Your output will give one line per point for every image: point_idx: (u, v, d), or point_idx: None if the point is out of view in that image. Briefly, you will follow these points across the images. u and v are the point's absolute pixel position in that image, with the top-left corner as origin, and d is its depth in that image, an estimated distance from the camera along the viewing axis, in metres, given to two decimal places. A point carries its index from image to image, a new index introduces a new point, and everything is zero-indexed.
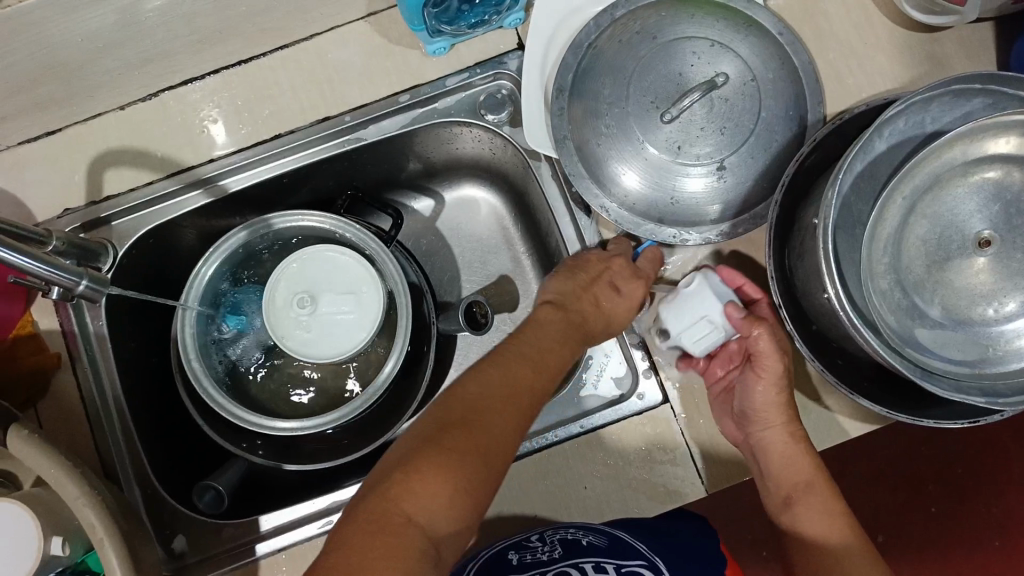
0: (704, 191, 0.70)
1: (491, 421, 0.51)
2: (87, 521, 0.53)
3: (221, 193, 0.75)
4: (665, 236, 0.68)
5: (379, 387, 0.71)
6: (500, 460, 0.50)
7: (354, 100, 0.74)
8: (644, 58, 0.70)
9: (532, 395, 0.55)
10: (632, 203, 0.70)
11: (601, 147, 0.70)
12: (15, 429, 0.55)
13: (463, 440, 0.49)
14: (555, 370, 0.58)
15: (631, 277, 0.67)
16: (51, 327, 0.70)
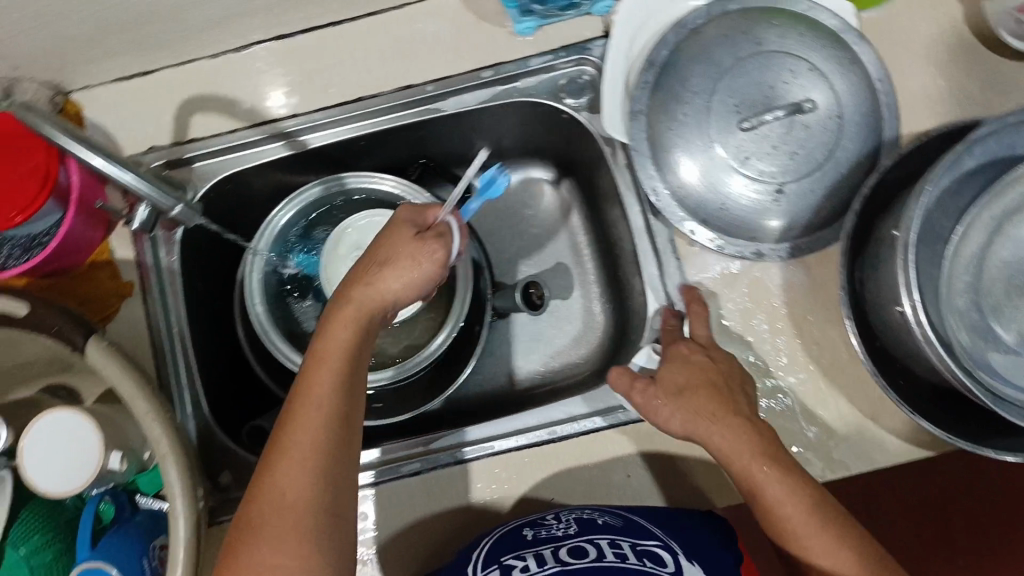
0: (761, 206, 0.69)
1: (265, 493, 0.51)
2: (151, 434, 0.55)
3: (299, 147, 0.77)
4: (702, 237, 0.69)
5: (428, 358, 0.74)
6: (284, 517, 0.50)
7: (438, 70, 0.75)
8: (742, 61, 0.69)
9: (308, 421, 0.53)
10: (683, 196, 0.69)
11: (672, 131, 0.70)
12: (93, 341, 0.57)
13: (240, 541, 0.50)
14: (333, 372, 0.55)
15: (387, 230, 0.61)
16: (127, 258, 0.73)
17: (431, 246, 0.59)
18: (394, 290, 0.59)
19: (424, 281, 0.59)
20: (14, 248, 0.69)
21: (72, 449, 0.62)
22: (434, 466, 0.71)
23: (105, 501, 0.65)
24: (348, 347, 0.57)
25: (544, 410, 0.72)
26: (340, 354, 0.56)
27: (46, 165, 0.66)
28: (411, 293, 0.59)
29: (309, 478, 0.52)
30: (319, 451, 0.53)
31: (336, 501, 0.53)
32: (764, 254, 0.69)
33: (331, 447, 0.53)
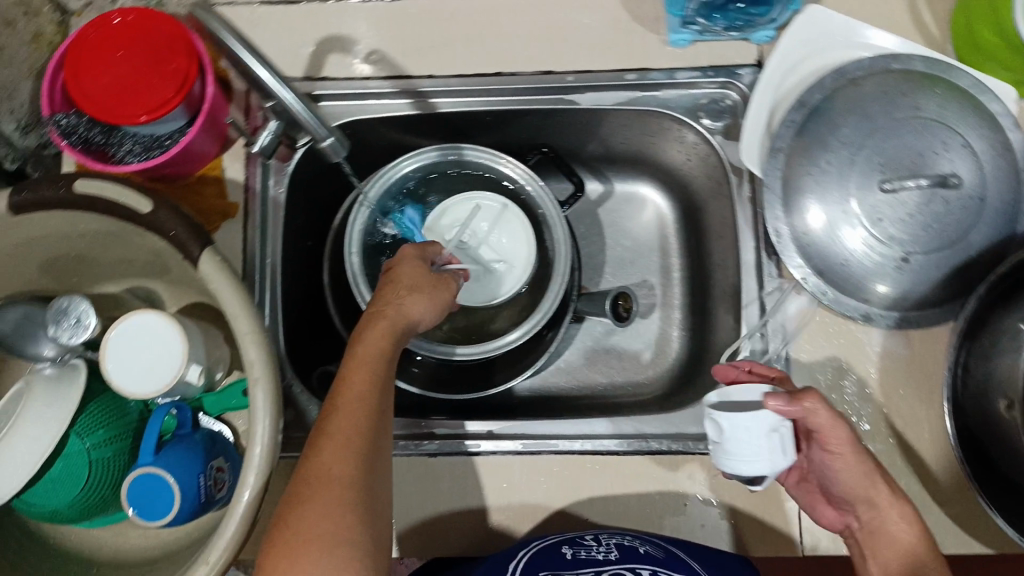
0: (878, 270, 0.66)
1: (311, 470, 0.51)
2: (247, 353, 0.56)
3: (427, 109, 0.76)
4: (814, 287, 0.68)
5: (497, 349, 0.73)
6: (331, 488, 0.50)
7: (581, 62, 0.74)
8: (896, 122, 0.66)
9: (351, 408, 0.55)
10: (806, 243, 0.68)
11: (809, 175, 0.68)
12: (207, 253, 0.57)
13: (285, 513, 0.50)
14: (371, 370, 0.58)
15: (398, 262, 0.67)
16: (235, 178, 0.72)
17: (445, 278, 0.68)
18: (416, 311, 0.64)
19: (442, 303, 0.66)
20: (134, 147, 0.67)
21: (157, 354, 0.62)
22: (495, 450, 0.71)
23: (172, 414, 0.66)
24: (383, 351, 0.59)
25: (613, 421, 0.72)
26: (376, 356, 0.58)
27: (187, 70, 0.64)
28: (431, 314, 0.65)
29: (353, 455, 0.52)
30: (363, 435, 0.54)
31: (374, 484, 0.53)
32: (873, 318, 0.67)
33: (371, 433, 0.54)
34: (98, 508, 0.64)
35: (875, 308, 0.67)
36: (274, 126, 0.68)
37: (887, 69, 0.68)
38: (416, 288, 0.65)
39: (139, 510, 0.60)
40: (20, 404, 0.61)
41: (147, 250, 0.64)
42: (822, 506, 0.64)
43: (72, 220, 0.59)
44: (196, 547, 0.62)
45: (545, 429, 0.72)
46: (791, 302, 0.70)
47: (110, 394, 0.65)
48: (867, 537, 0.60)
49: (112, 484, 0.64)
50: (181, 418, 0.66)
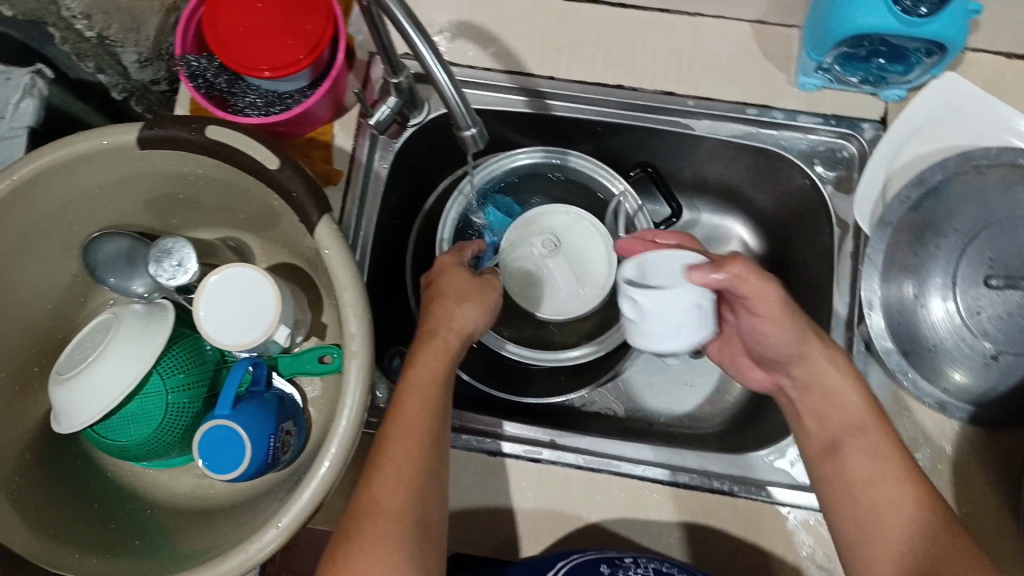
0: (961, 355, 0.65)
1: (366, 498, 0.50)
2: (347, 328, 0.55)
3: (542, 110, 0.74)
4: (895, 367, 0.67)
5: (555, 363, 0.74)
6: (385, 521, 0.49)
7: (705, 88, 0.73)
8: (1014, 219, 0.65)
9: (403, 439, 0.53)
10: (897, 322, 0.68)
11: (914, 256, 0.67)
12: (325, 221, 0.56)
13: (339, 539, 0.49)
14: (423, 398, 0.55)
15: (442, 273, 0.63)
16: (343, 147, 0.72)
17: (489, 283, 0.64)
18: (467, 320, 0.60)
19: (488, 307, 0.62)
20: (255, 100, 0.67)
21: (248, 306, 0.62)
22: (556, 460, 0.70)
23: (248, 371, 0.65)
24: (436, 373, 0.56)
25: (678, 452, 0.71)
26: (428, 381, 0.55)
27: (323, 34, 0.64)
28: (482, 319, 0.62)
29: (404, 489, 0.51)
30: (416, 466, 0.52)
31: (429, 515, 0.52)
32: (947, 407, 0.67)
33: (424, 463, 0.52)
34: (161, 450, 0.64)
35: (954, 396, 0.67)
36: (392, 102, 0.68)
37: (1014, 163, 0.66)
38: (465, 296, 0.61)
39: (207, 461, 0.60)
40: (110, 333, 0.61)
41: (255, 203, 0.64)
42: (744, 365, 0.69)
43: (192, 163, 0.60)
44: (255, 505, 0.62)
45: (607, 447, 0.71)
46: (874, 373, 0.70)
47: (193, 339, 0.65)
48: (798, 395, 0.63)
49: (180, 430, 0.64)
50: (256, 375, 0.66)
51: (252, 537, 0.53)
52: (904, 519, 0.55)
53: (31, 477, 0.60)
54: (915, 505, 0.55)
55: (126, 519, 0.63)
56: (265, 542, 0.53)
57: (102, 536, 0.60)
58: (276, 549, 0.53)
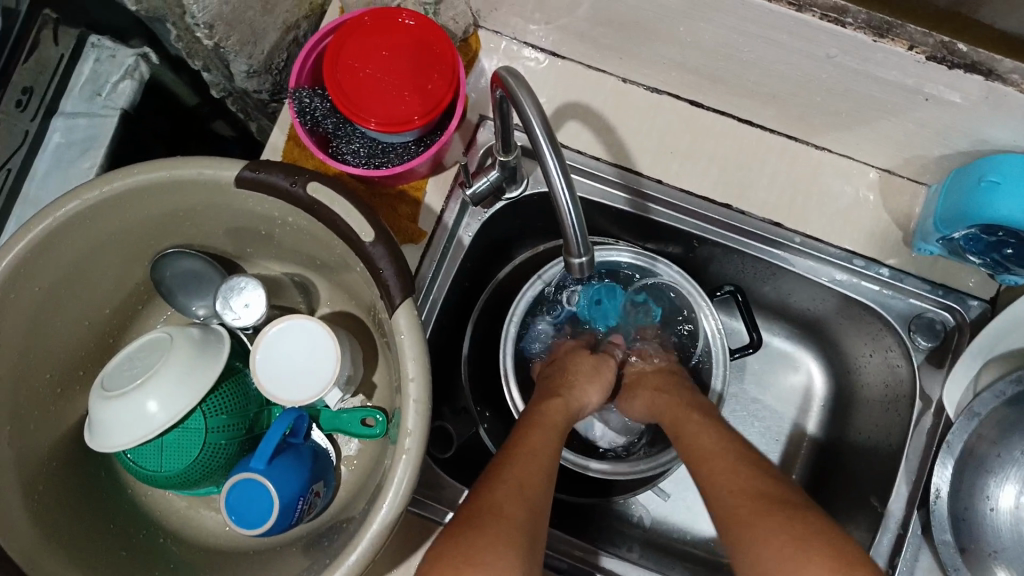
0: (1021, 567, 0.64)
1: (493, 486, 0.52)
2: (404, 422, 0.53)
3: (640, 211, 0.72)
4: (948, 562, 0.63)
5: (577, 466, 0.72)
6: (517, 505, 0.51)
7: (815, 226, 0.70)
8: None
9: (530, 451, 0.56)
10: (964, 516, 0.65)
11: (1001, 456, 0.65)
12: (406, 305, 0.54)
13: (468, 514, 0.50)
14: (545, 437, 0.59)
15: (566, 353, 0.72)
16: (433, 205, 0.69)
17: (604, 359, 0.73)
18: (590, 397, 0.68)
19: (606, 381, 0.70)
20: (358, 148, 0.65)
21: (284, 335, 0.60)
22: (577, 574, 0.67)
23: (290, 422, 0.63)
24: (560, 422, 0.62)
25: None
26: (550, 424, 0.61)
27: (441, 99, 0.62)
28: (601, 397, 0.69)
29: (526, 501, 0.51)
30: (538, 486, 0.53)
31: (542, 535, 0.51)
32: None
33: (544, 486, 0.54)
34: (184, 485, 0.62)
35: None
36: (493, 176, 0.66)
37: None
38: (591, 375, 0.70)
39: (236, 515, 0.58)
40: (159, 357, 0.59)
41: (333, 254, 0.62)
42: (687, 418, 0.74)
43: (282, 207, 0.58)
44: (266, 568, 0.59)
45: (629, 572, 0.68)
46: (923, 562, 0.66)
47: (241, 377, 0.63)
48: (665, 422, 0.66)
49: (209, 470, 0.61)
50: (296, 427, 0.63)
51: None
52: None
53: (54, 484, 0.59)
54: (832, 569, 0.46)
55: (137, 542, 0.61)
56: None
57: (110, 561, 0.58)
58: None
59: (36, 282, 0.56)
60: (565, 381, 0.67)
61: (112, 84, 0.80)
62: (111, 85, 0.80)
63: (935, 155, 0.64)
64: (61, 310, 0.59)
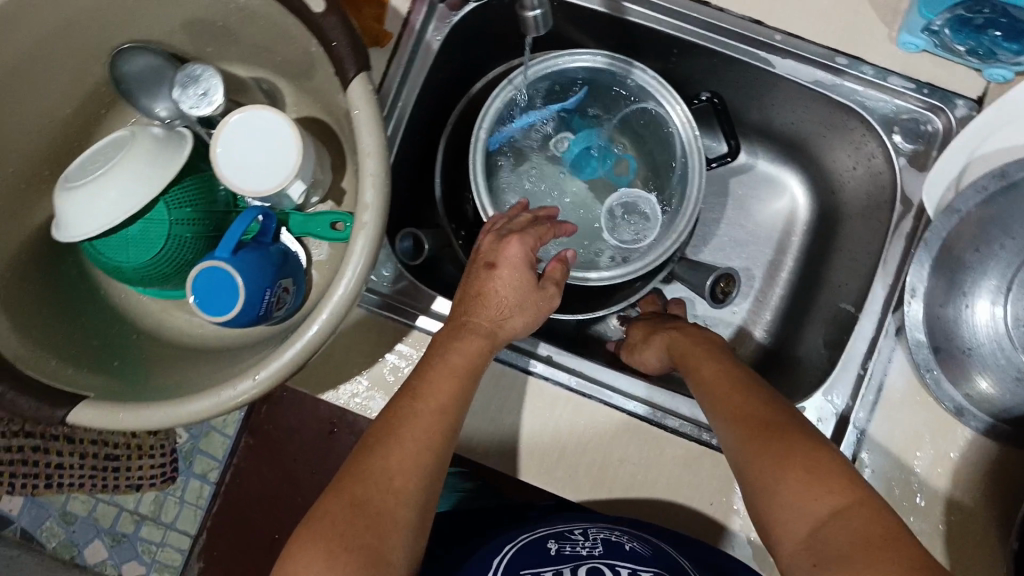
0: (993, 365, 0.65)
1: (378, 462, 0.51)
2: (362, 199, 0.53)
3: (616, 12, 0.68)
4: (920, 359, 0.64)
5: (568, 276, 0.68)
6: (396, 487, 0.50)
7: (798, 24, 0.66)
8: None
9: (428, 415, 0.53)
10: (937, 318, 0.66)
11: (977, 252, 0.66)
12: (361, 78, 0.53)
13: (348, 497, 0.49)
14: (457, 384, 0.55)
15: (507, 271, 0.58)
16: (399, 6, 0.66)
17: (548, 291, 0.60)
18: (515, 332, 0.59)
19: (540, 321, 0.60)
20: None
21: (274, 151, 0.59)
22: (549, 377, 0.68)
23: (257, 220, 0.63)
24: (475, 366, 0.56)
25: (672, 395, 0.69)
26: (464, 366, 0.55)
27: None
28: (527, 328, 0.60)
29: (416, 472, 0.51)
30: (433, 450, 0.52)
31: (429, 504, 0.52)
32: (964, 414, 0.64)
33: (441, 450, 0.53)
34: (161, 279, 0.64)
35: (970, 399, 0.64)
36: None
37: None
38: (522, 304, 0.59)
39: (202, 301, 0.59)
40: (122, 151, 0.59)
41: (289, 44, 0.60)
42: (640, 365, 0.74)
43: None
44: (237, 356, 0.62)
45: (601, 375, 0.69)
46: (896, 361, 0.67)
47: (207, 179, 0.64)
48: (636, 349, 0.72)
49: (178, 264, 0.63)
50: (264, 227, 0.63)
51: (227, 384, 0.52)
52: (818, 498, 0.47)
53: (26, 277, 0.60)
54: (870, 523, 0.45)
55: (115, 338, 0.63)
56: (239, 391, 0.52)
57: (84, 347, 0.60)
58: (249, 400, 0.52)
59: None
60: (492, 318, 0.57)
61: None
62: None
63: None
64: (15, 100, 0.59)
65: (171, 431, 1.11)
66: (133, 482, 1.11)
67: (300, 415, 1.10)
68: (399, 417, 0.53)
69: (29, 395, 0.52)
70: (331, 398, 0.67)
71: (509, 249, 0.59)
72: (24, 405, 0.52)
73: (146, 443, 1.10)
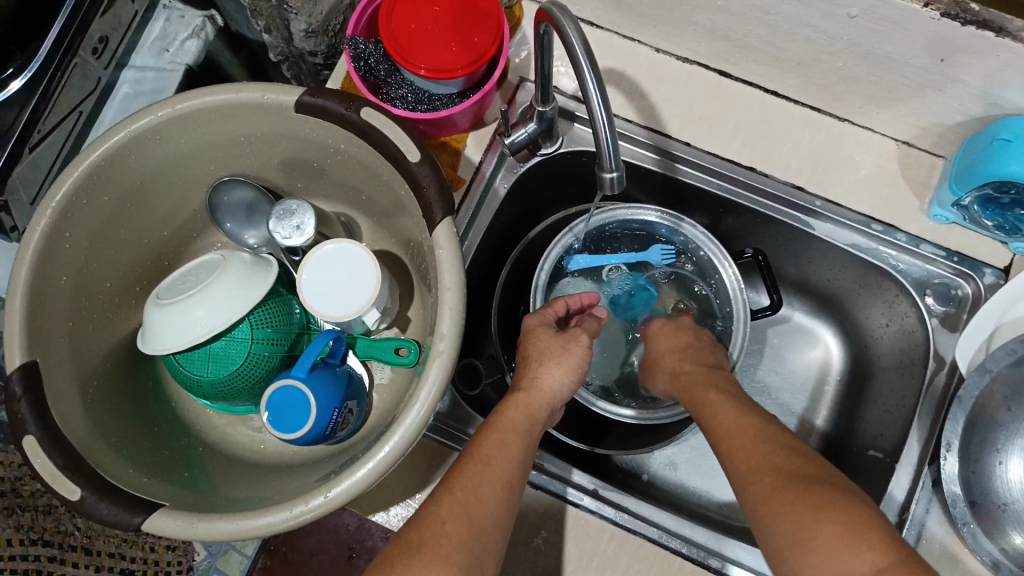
0: None
1: (433, 516, 0.51)
2: (440, 327, 0.56)
3: (668, 171, 0.75)
4: (959, 511, 0.65)
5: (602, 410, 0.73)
6: (451, 538, 0.49)
7: (835, 192, 0.73)
8: None
9: (477, 468, 0.54)
10: (974, 472, 0.67)
11: (1012, 410, 0.67)
12: (446, 224, 0.57)
13: (400, 548, 0.49)
14: (500, 434, 0.57)
15: (528, 333, 0.66)
16: (473, 157, 0.73)
17: (575, 335, 0.67)
18: (557, 378, 0.63)
19: (579, 363, 0.65)
20: (406, 95, 0.70)
21: (355, 283, 0.64)
22: (594, 510, 0.69)
23: (329, 343, 0.66)
24: (520, 423, 0.58)
25: (716, 536, 0.69)
26: (513, 424, 0.58)
27: (487, 49, 0.64)
28: (570, 381, 0.64)
29: (468, 520, 0.51)
30: (489, 501, 0.53)
31: (486, 558, 0.50)
32: (999, 568, 0.64)
33: (497, 500, 0.53)
34: (228, 395, 0.67)
35: (1011, 561, 0.65)
36: (531, 128, 0.68)
37: None
38: (558, 356, 0.65)
39: (273, 417, 0.61)
40: (212, 274, 0.63)
41: (378, 187, 0.66)
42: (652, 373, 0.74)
43: (334, 136, 0.62)
44: (299, 471, 0.64)
45: (646, 511, 0.70)
46: (935, 514, 0.68)
47: (285, 301, 0.68)
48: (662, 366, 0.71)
49: (250, 382, 0.66)
50: (334, 349, 0.67)
51: (299, 498, 0.54)
52: (862, 554, 0.46)
53: (109, 385, 0.64)
54: (845, 537, 0.47)
55: (183, 452, 0.66)
56: (311, 506, 0.53)
57: (156, 457, 0.62)
58: (316, 517, 0.54)
59: (106, 193, 0.61)
60: (528, 374, 0.63)
61: (179, 41, 0.87)
62: (179, 42, 0.87)
63: (954, 124, 0.66)
64: (122, 223, 0.64)
65: (191, 547, 1.03)
66: None
67: (319, 536, 0.95)
68: (455, 474, 0.54)
69: (108, 500, 0.54)
70: (380, 519, 0.68)
71: (528, 318, 0.68)
72: (103, 510, 0.53)
73: (163, 558, 1.01)
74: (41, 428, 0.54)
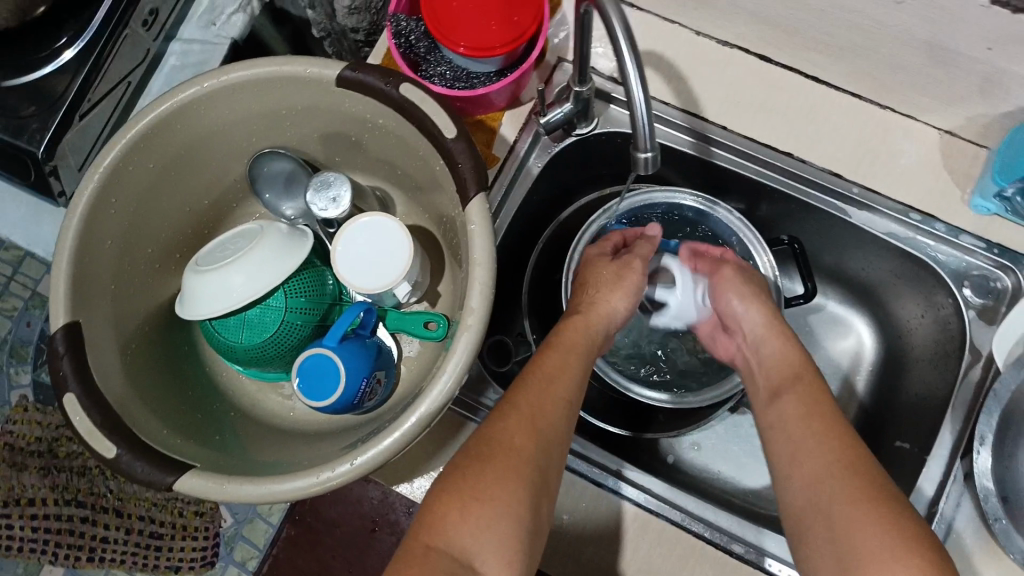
0: None
1: (501, 427, 0.53)
2: (468, 302, 0.57)
3: (704, 155, 0.75)
4: (990, 505, 0.64)
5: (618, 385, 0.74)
6: (520, 453, 0.52)
7: (874, 180, 0.72)
8: None
9: (541, 388, 0.56)
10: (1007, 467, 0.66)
11: None
12: (479, 201, 0.58)
13: (471, 456, 0.52)
14: (563, 359, 0.60)
15: (587, 265, 0.70)
16: (509, 135, 0.74)
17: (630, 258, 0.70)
18: (616, 305, 0.67)
19: (636, 283, 0.68)
20: (445, 72, 0.70)
21: (388, 255, 0.65)
22: (618, 490, 0.69)
23: (359, 315, 0.68)
24: (579, 345, 0.62)
25: (739, 521, 0.69)
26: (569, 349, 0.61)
27: (527, 28, 0.65)
28: (625, 304, 0.68)
29: (535, 433, 0.54)
30: (553, 417, 0.55)
31: (550, 468, 0.54)
32: None
33: (561, 419, 0.56)
34: (261, 362, 0.68)
35: None
36: (567, 107, 0.69)
37: None
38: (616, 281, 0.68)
39: (305, 386, 0.63)
40: (249, 242, 0.65)
41: (414, 162, 0.67)
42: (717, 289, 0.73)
43: (372, 110, 0.63)
44: (329, 439, 0.65)
45: (670, 494, 0.70)
46: (965, 508, 0.66)
47: (319, 272, 0.69)
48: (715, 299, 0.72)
49: (282, 350, 0.67)
50: (365, 321, 0.68)
51: (325, 465, 0.55)
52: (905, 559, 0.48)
53: (146, 349, 0.66)
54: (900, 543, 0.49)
55: (216, 416, 0.67)
56: (336, 472, 0.54)
57: (190, 421, 0.64)
58: (343, 483, 0.55)
59: (150, 159, 0.63)
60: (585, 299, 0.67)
61: (226, 15, 0.88)
62: (225, 16, 0.88)
63: (1000, 113, 0.65)
64: (164, 189, 0.66)
65: (219, 513, 1.04)
66: (172, 563, 1.02)
67: (341, 508, 0.97)
68: (519, 389, 0.57)
69: (142, 459, 0.55)
70: (404, 490, 0.70)
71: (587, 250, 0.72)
72: (138, 467, 0.55)
73: (191, 523, 1.02)
74: (80, 387, 0.56)
